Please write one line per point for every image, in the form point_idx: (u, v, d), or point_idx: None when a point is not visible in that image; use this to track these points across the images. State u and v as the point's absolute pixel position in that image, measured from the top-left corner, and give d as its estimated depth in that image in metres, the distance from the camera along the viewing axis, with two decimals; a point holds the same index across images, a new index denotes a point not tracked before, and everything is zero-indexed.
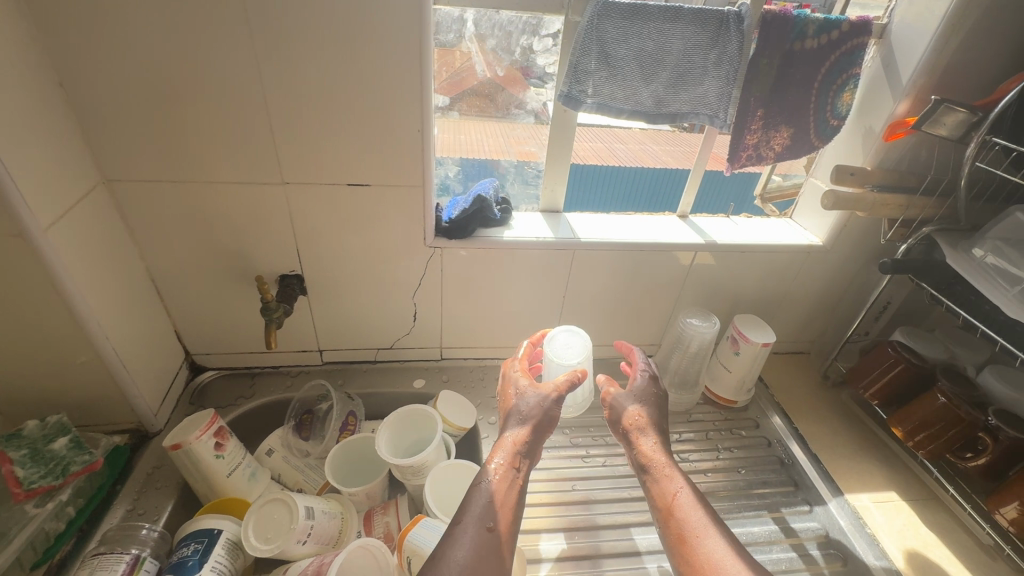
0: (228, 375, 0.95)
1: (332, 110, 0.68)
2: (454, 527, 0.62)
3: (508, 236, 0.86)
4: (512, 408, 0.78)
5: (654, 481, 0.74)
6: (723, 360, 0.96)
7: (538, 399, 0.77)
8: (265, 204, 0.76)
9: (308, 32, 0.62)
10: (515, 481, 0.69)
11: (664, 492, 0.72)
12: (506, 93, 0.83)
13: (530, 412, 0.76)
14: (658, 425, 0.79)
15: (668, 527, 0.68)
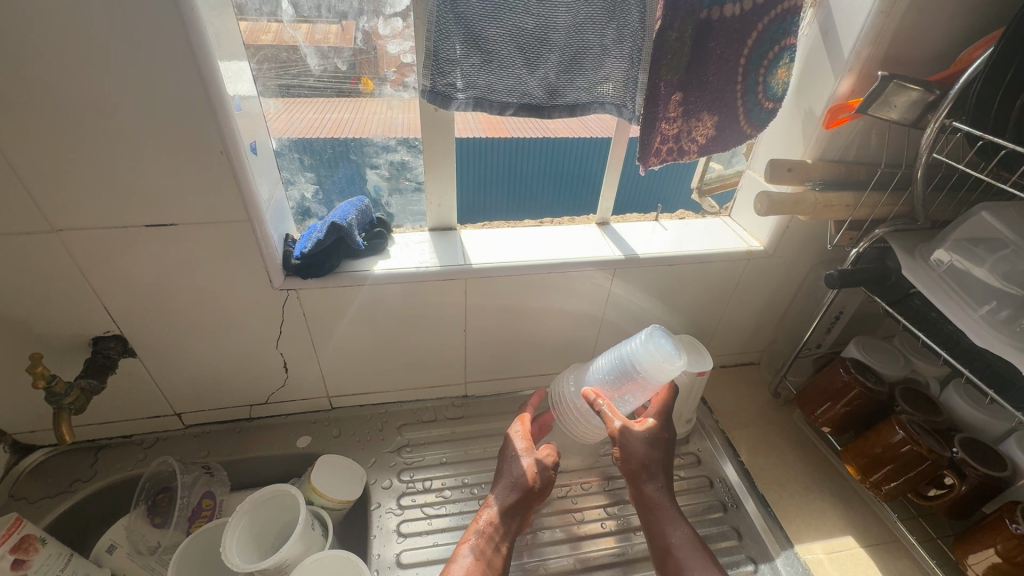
0: (65, 452, 0.79)
1: (91, 131, 0.51)
2: None
3: (382, 268, 0.70)
4: (503, 470, 0.71)
5: (648, 524, 0.68)
6: None
7: (530, 464, 0.70)
8: (41, 258, 0.58)
9: (18, 29, 0.45)
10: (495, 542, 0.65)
11: (658, 536, 0.67)
12: (363, 91, 0.66)
13: (521, 476, 0.69)
14: (665, 467, 0.72)
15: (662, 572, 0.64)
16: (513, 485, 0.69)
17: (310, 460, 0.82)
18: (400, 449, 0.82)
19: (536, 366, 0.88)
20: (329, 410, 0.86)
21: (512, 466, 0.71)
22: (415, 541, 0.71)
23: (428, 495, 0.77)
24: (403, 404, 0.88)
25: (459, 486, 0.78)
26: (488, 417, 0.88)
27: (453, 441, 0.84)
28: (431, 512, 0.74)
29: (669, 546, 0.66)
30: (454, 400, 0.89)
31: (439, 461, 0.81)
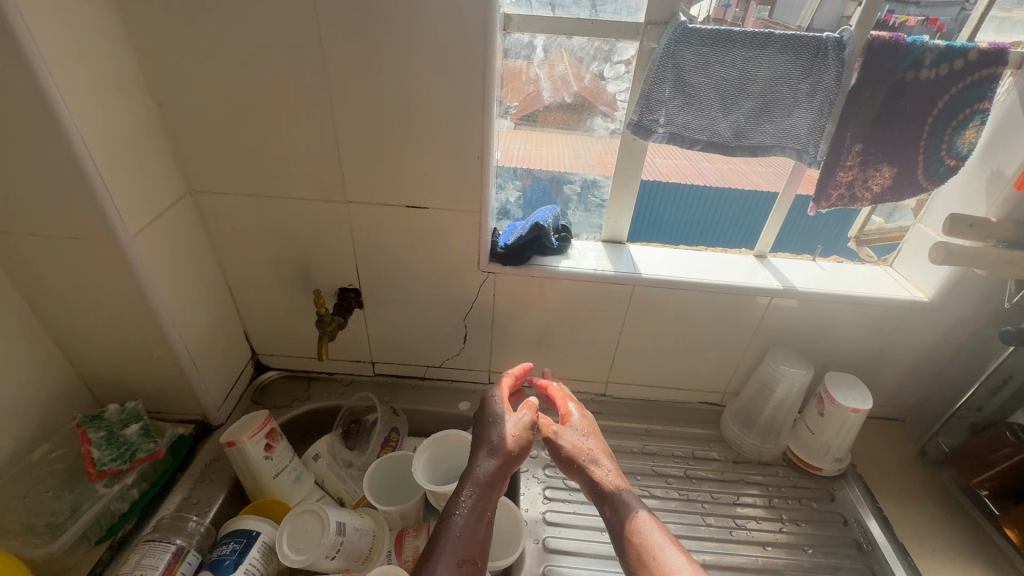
0: (289, 377, 1.00)
1: (396, 131, 0.69)
2: (445, 532, 0.64)
3: (566, 265, 0.83)
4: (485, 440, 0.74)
5: (613, 512, 0.67)
6: (809, 422, 0.86)
7: (507, 430, 0.74)
8: (329, 219, 0.78)
9: (375, 58, 0.63)
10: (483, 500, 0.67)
11: (620, 519, 0.65)
12: (576, 129, 0.81)
13: (500, 442, 0.73)
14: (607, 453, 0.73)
15: (628, 554, 0.61)
16: (491, 450, 0.72)
17: (468, 421, 0.96)
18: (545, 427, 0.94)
19: (676, 378, 0.96)
20: (486, 383, 0.99)
21: (494, 435, 0.74)
22: (556, 505, 0.81)
23: None
24: (548, 391, 0.99)
25: None
26: (623, 416, 0.96)
27: None
28: (572, 486, 0.84)
29: (628, 527, 0.63)
30: (593, 396, 0.99)
31: None
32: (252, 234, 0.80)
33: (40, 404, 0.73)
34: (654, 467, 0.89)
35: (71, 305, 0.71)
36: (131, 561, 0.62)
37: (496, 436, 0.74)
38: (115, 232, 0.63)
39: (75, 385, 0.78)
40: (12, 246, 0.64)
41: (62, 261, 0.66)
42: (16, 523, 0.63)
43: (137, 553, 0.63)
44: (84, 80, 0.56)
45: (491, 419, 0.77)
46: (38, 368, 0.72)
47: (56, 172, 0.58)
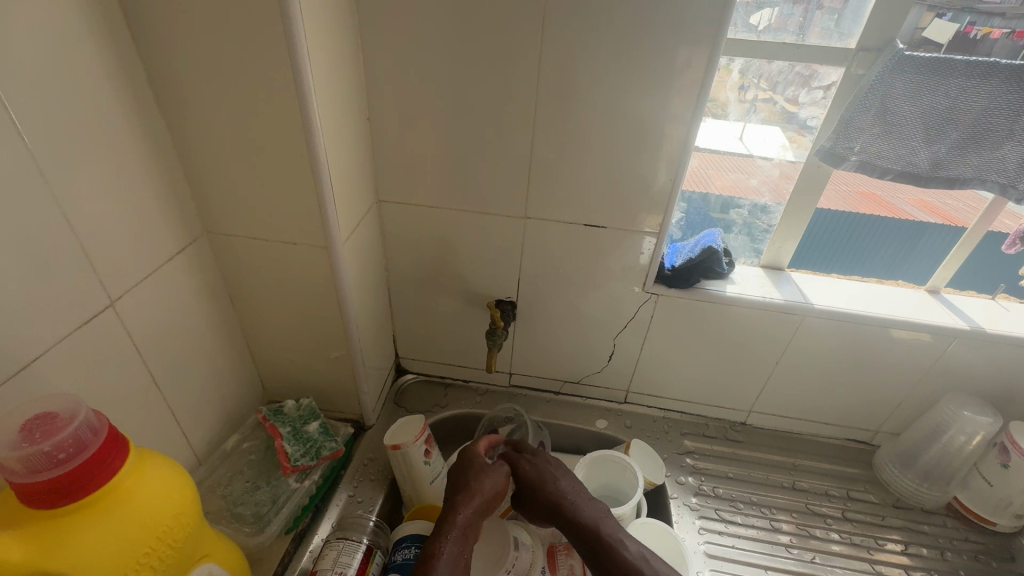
0: (425, 381, 1.02)
1: (593, 150, 0.70)
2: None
3: (732, 290, 0.82)
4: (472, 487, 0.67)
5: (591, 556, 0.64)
6: (985, 472, 0.80)
7: (499, 482, 0.68)
8: (503, 233, 0.80)
9: (590, 78, 0.65)
10: (462, 552, 0.59)
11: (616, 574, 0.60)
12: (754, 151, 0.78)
13: (489, 490, 0.66)
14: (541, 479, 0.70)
15: None
16: (472, 498, 0.65)
17: (605, 439, 0.95)
18: (686, 452, 0.92)
19: (826, 412, 0.92)
20: (622, 402, 0.98)
21: (484, 482, 0.68)
22: (713, 537, 0.79)
23: (720, 501, 0.84)
24: (685, 415, 0.97)
25: (750, 503, 0.84)
26: (766, 448, 0.93)
27: (736, 460, 0.91)
28: (726, 517, 0.82)
29: None
30: (732, 424, 0.96)
31: (726, 475, 0.88)
32: (425, 243, 0.83)
33: (231, 395, 0.77)
34: (808, 505, 0.85)
35: (269, 303, 0.74)
36: (329, 557, 0.64)
37: (486, 483, 0.67)
38: (329, 239, 0.66)
39: (253, 378, 0.82)
40: (231, 246, 0.68)
41: (272, 263, 0.70)
42: (223, 511, 0.66)
43: (331, 550, 0.64)
44: (334, 95, 0.60)
45: (473, 459, 0.71)
46: (231, 361, 0.77)
47: (292, 181, 0.61)
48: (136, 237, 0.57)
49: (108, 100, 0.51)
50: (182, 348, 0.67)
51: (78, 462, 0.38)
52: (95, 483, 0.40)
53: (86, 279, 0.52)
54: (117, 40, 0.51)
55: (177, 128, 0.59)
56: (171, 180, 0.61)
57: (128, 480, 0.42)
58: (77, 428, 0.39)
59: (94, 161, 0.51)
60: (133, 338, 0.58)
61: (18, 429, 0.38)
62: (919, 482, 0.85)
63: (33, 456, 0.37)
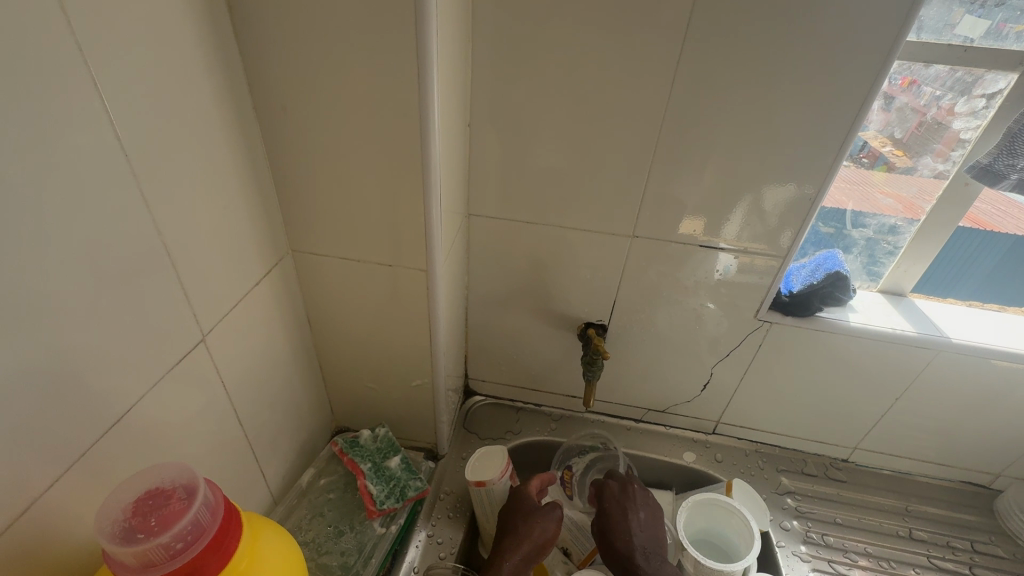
0: (494, 404, 0.95)
1: (720, 163, 0.63)
2: None
3: (856, 320, 0.74)
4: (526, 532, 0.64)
5: None
6: None
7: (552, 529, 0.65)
8: (603, 252, 0.73)
9: (728, 84, 0.57)
10: None
11: None
12: (892, 169, 0.69)
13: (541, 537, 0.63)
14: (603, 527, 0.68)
15: None
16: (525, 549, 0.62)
17: (693, 474, 0.88)
18: (786, 492, 0.84)
19: (942, 452, 0.84)
20: (711, 433, 0.91)
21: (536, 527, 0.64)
22: None
23: (832, 551, 0.77)
24: (780, 449, 0.90)
25: (865, 555, 0.77)
26: (873, 489, 0.85)
27: (843, 503, 0.83)
28: (842, 571, 0.75)
29: None
30: (833, 461, 0.88)
31: (834, 520, 0.80)
32: (513, 261, 0.76)
33: (305, 425, 0.71)
34: (929, 558, 0.77)
35: (351, 327, 0.68)
36: None
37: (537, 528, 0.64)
38: (430, 262, 0.59)
39: (325, 404, 0.76)
40: (317, 267, 0.62)
41: (360, 285, 0.63)
42: (307, 561, 0.60)
43: None
44: (447, 102, 0.53)
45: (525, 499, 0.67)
46: (306, 388, 0.70)
47: (397, 198, 0.54)
48: (227, 262, 0.51)
49: (207, 108, 0.45)
50: (264, 379, 0.60)
51: (197, 550, 0.32)
52: (211, 574, 0.33)
53: (180, 312, 0.46)
54: (219, 39, 0.45)
55: (272, 138, 0.52)
56: (262, 195, 0.54)
57: (245, 565, 0.36)
58: (195, 510, 0.32)
59: (192, 179, 0.45)
60: (220, 374, 0.52)
61: (127, 512, 0.32)
62: None
63: (149, 549, 0.31)
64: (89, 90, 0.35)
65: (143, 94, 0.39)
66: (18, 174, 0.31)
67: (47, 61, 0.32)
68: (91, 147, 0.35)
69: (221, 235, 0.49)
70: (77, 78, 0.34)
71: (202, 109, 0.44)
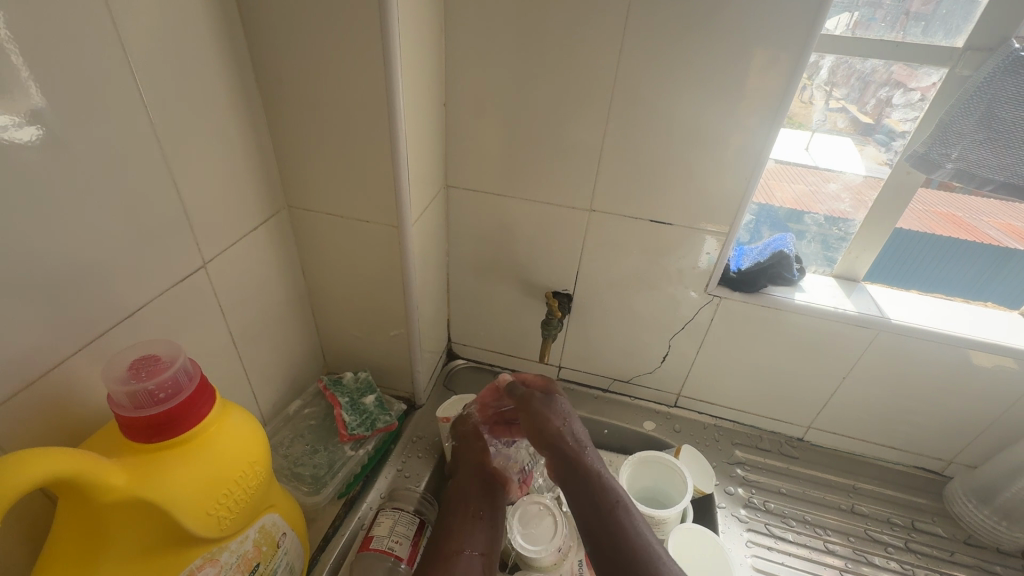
0: (474, 367, 1.03)
1: (665, 142, 0.69)
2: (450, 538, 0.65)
3: (801, 299, 0.79)
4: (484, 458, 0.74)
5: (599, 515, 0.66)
6: None
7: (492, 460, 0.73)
8: (566, 225, 0.80)
9: (668, 69, 0.64)
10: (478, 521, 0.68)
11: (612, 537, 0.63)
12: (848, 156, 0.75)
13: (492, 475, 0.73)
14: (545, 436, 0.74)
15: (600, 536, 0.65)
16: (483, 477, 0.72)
17: (652, 441, 0.94)
18: (737, 463, 0.89)
19: (894, 436, 0.87)
20: (672, 406, 0.96)
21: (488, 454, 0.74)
22: (762, 552, 0.77)
23: (771, 516, 0.81)
24: (738, 424, 0.94)
25: (803, 522, 0.81)
26: (823, 467, 0.89)
27: (791, 476, 0.87)
28: (777, 533, 0.79)
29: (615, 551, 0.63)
30: (789, 439, 0.92)
31: (779, 490, 0.85)
32: (487, 230, 0.84)
33: (297, 363, 0.81)
34: (868, 531, 0.81)
35: (336, 277, 0.78)
36: (385, 526, 0.66)
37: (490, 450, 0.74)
38: (401, 219, 0.68)
39: (316, 349, 0.87)
40: (309, 221, 0.72)
41: (344, 239, 0.73)
42: (286, 470, 0.71)
43: (386, 520, 0.67)
44: (417, 79, 0.62)
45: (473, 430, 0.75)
46: (298, 331, 0.81)
47: (373, 159, 0.64)
48: (229, 206, 0.61)
49: (215, 75, 0.56)
50: (259, 314, 0.71)
51: (172, 405, 0.42)
52: (183, 425, 0.43)
53: (187, 240, 0.56)
54: (226, 20, 0.56)
55: (272, 105, 0.63)
56: (261, 154, 0.65)
57: (213, 429, 0.46)
58: (176, 372, 0.43)
59: (201, 131, 0.55)
60: (220, 300, 0.63)
61: (128, 365, 0.42)
62: (997, 522, 0.79)
63: (139, 392, 0.41)
64: (120, 51, 0.45)
65: (162, 58, 0.49)
66: (64, 112, 0.42)
67: (88, 29, 0.43)
68: (121, 97, 0.46)
69: (225, 183, 0.60)
70: (112, 41, 0.45)
71: (210, 75, 0.55)
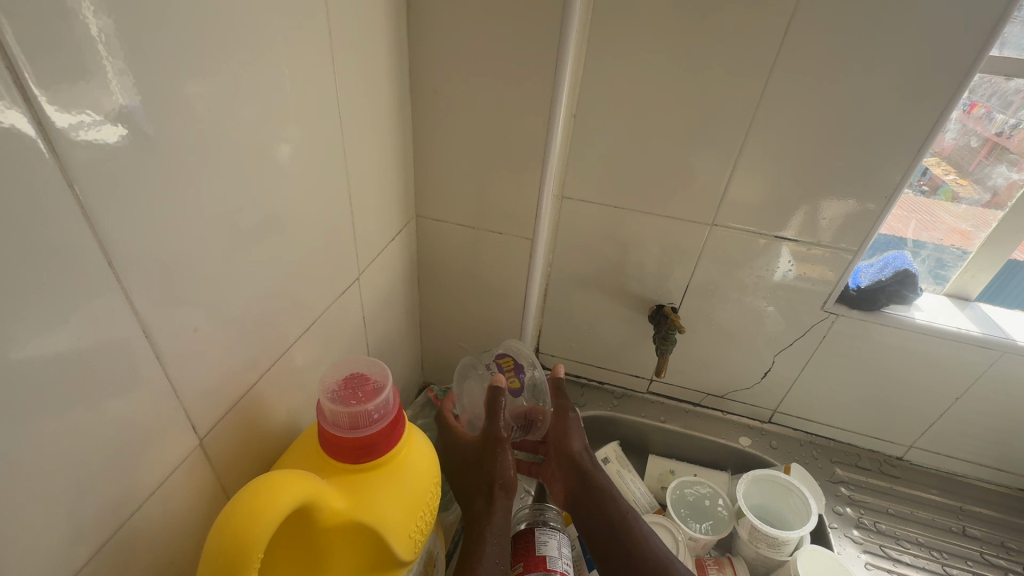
0: None
1: (801, 158, 0.69)
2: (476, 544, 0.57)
3: (921, 318, 0.78)
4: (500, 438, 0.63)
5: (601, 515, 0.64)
6: None
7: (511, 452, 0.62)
8: (683, 239, 0.79)
9: (818, 86, 0.64)
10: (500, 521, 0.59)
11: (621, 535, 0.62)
12: (957, 196, 0.77)
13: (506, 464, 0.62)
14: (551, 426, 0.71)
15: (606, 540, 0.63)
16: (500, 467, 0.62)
17: (749, 458, 0.93)
18: (839, 481, 0.88)
19: (1002, 459, 0.86)
20: (766, 421, 0.95)
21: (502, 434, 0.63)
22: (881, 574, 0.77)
23: (884, 537, 0.82)
24: (833, 442, 0.93)
25: (916, 543, 0.81)
26: (926, 487, 0.88)
27: (896, 496, 0.87)
28: (893, 555, 0.79)
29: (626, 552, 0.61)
30: (888, 458, 0.91)
31: (887, 510, 0.85)
32: (596, 242, 0.83)
33: (405, 374, 0.80)
34: (982, 554, 0.81)
35: (451, 288, 0.77)
36: (553, 546, 0.64)
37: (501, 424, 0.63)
38: (537, 231, 0.68)
39: (418, 359, 0.86)
40: (435, 232, 0.72)
41: (468, 249, 0.72)
42: None
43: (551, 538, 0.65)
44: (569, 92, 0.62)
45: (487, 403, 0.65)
46: (408, 341, 0.80)
47: (521, 173, 0.64)
48: (379, 218, 0.61)
49: (380, 85, 0.55)
50: (387, 325, 0.70)
51: (374, 432, 0.41)
52: (387, 445, 0.42)
53: (348, 252, 0.56)
54: (396, 31, 0.56)
55: (422, 116, 0.63)
56: (403, 164, 0.64)
57: (407, 449, 0.45)
58: (385, 392, 0.42)
59: (366, 142, 0.55)
60: (364, 312, 0.62)
61: (337, 385, 0.42)
62: None
63: (358, 412, 0.41)
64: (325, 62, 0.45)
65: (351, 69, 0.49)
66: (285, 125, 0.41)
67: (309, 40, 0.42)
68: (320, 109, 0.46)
69: (377, 194, 0.59)
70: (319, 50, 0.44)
71: (377, 86, 0.54)
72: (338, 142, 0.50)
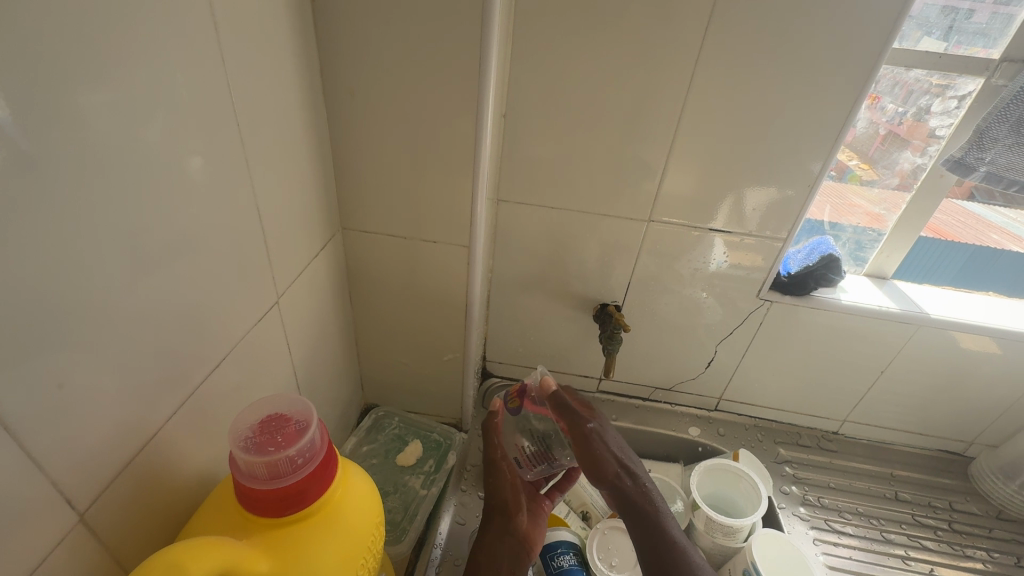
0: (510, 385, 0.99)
1: (729, 150, 0.70)
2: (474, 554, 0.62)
3: (846, 299, 0.82)
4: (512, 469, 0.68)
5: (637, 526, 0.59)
6: None
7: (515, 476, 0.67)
8: (621, 236, 0.79)
9: (741, 79, 0.64)
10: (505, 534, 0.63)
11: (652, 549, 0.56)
12: (862, 179, 0.80)
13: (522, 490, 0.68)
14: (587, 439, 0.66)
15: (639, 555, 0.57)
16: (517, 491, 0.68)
17: (699, 448, 0.94)
18: (784, 461, 0.91)
19: (924, 424, 0.92)
20: (713, 409, 0.97)
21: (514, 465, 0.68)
22: (829, 548, 0.80)
23: (828, 511, 0.85)
24: (775, 423, 0.97)
25: (856, 513, 0.85)
26: (860, 458, 0.93)
27: (835, 470, 0.91)
28: (838, 528, 0.83)
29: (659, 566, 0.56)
30: (825, 433, 0.96)
31: (828, 485, 0.88)
32: (536, 244, 0.81)
33: (343, 398, 0.74)
34: (915, 516, 0.86)
35: (387, 302, 0.73)
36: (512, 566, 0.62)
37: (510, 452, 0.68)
38: (473, 237, 0.64)
39: (357, 380, 0.80)
40: (364, 244, 0.67)
41: (402, 260, 0.68)
42: None
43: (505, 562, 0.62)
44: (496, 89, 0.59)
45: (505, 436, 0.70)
46: (344, 362, 0.74)
47: (452, 177, 0.60)
48: (297, 234, 0.55)
49: (286, 88, 0.50)
50: (316, 349, 0.64)
51: (300, 478, 0.36)
52: (317, 492, 0.37)
53: (262, 274, 0.50)
54: (301, 29, 0.51)
55: (339, 120, 0.58)
56: (321, 173, 0.59)
57: (341, 491, 0.40)
58: (310, 432, 0.38)
59: (275, 151, 0.49)
60: (287, 338, 0.56)
61: (254, 431, 0.37)
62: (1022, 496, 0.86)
63: (278, 460, 0.36)
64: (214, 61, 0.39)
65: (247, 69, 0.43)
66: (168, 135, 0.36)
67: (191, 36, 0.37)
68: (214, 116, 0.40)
69: (293, 207, 0.54)
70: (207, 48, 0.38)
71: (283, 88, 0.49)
72: (241, 153, 0.44)
